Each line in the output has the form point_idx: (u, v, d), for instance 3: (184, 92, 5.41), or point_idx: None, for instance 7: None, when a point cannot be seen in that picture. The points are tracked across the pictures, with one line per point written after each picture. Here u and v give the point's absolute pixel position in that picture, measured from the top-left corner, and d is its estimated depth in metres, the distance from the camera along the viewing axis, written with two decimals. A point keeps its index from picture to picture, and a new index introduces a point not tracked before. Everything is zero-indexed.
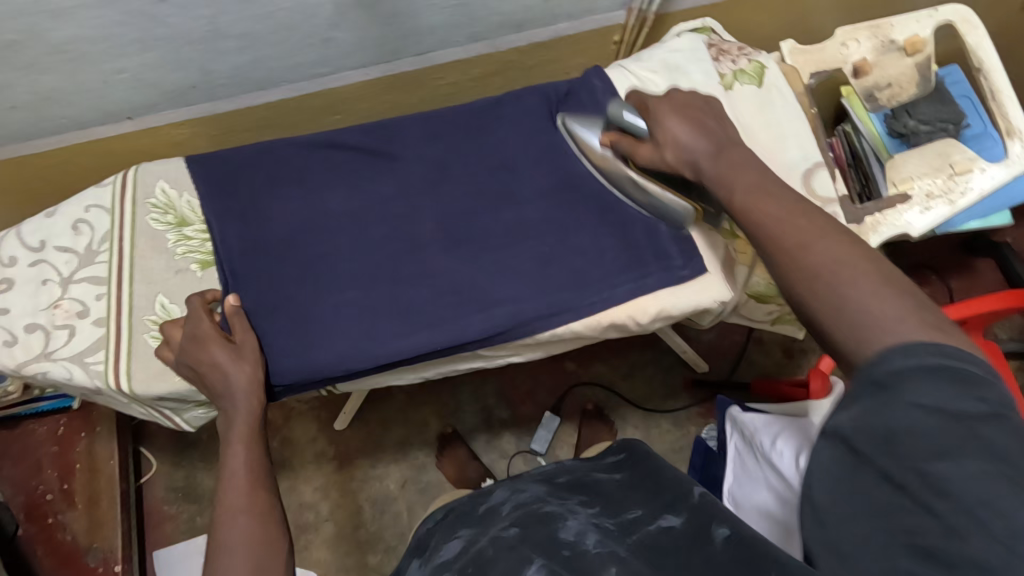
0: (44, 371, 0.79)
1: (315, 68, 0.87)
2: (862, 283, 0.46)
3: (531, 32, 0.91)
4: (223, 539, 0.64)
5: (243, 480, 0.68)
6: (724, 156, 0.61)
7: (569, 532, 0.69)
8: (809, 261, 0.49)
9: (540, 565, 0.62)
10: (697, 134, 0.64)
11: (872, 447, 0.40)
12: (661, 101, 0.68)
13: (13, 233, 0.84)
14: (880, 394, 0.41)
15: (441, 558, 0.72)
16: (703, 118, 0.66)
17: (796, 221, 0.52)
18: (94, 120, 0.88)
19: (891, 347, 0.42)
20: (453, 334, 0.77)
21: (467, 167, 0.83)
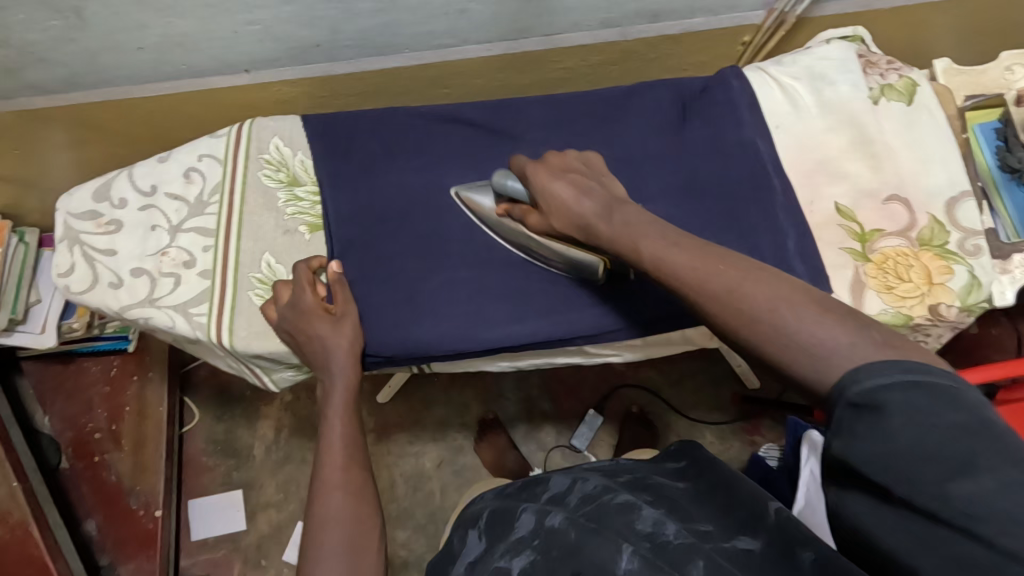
0: (147, 317, 0.79)
1: (442, 38, 0.86)
2: (791, 317, 0.49)
3: (664, 24, 0.88)
4: (321, 513, 0.65)
5: (340, 456, 0.69)
6: (617, 215, 0.64)
7: (645, 523, 0.65)
8: (738, 304, 0.51)
9: (630, 552, 0.61)
10: (580, 198, 0.68)
11: (867, 469, 0.42)
12: (549, 163, 0.72)
13: (124, 173, 0.84)
14: (857, 418, 0.43)
15: (512, 534, 0.69)
16: (585, 181, 0.69)
17: (715, 263, 0.55)
18: (212, 70, 0.87)
19: (862, 370, 0.43)
20: (563, 325, 0.76)
21: (590, 156, 0.80)
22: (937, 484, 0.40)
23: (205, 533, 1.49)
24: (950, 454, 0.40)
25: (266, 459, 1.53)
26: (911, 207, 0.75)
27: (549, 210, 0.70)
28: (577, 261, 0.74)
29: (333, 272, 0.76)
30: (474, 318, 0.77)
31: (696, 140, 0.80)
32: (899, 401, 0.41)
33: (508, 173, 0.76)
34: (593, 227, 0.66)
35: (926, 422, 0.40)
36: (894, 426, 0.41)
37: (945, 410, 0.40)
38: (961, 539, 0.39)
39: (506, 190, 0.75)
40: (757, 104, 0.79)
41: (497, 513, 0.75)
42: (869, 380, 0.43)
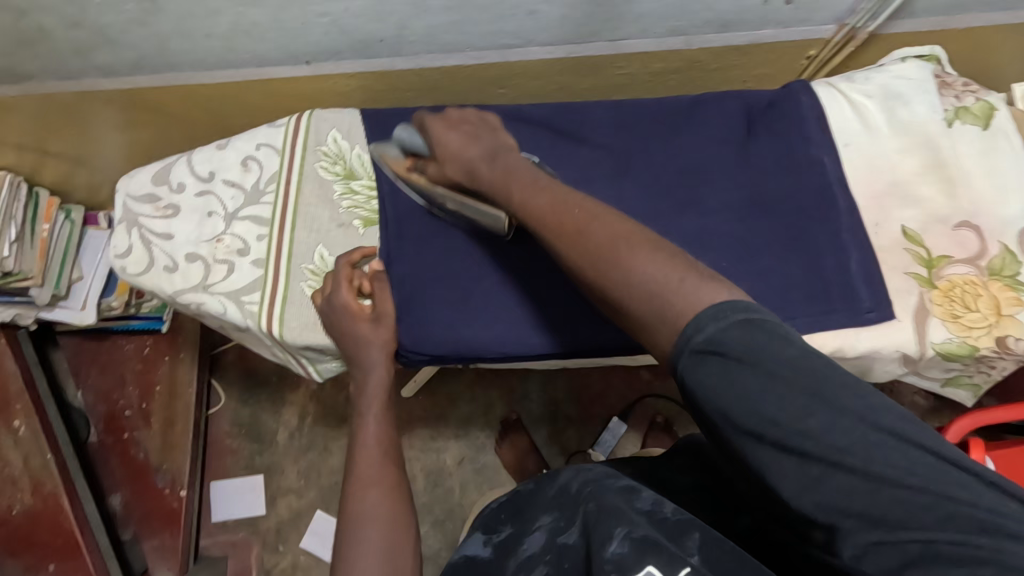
0: (199, 302, 0.80)
1: (506, 39, 0.85)
2: (624, 250, 0.53)
3: (732, 35, 0.86)
4: (358, 509, 0.66)
5: (375, 454, 0.71)
6: (498, 161, 0.69)
7: (644, 502, 0.63)
8: (586, 237, 0.56)
9: (623, 536, 0.58)
10: (470, 144, 0.72)
11: (728, 416, 0.44)
12: (448, 116, 0.77)
13: (184, 158, 0.85)
14: (712, 367, 0.45)
15: (522, 551, 0.69)
16: (477, 131, 0.74)
17: (567, 207, 0.59)
18: (273, 60, 0.88)
19: (702, 315, 0.46)
20: (616, 336, 0.75)
21: (650, 165, 0.79)
22: (799, 419, 0.42)
23: (226, 515, 1.50)
24: (801, 391, 0.43)
25: (289, 445, 1.54)
26: (982, 234, 0.72)
27: (442, 157, 0.73)
28: (478, 211, 0.73)
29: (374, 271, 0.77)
30: (527, 323, 0.76)
31: (761, 153, 0.78)
32: (737, 342, 0.44)
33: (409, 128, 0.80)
34: (476, 171, 0.70)
35: (769, 362, 0.43)
36: (743, 370, 0.44)
37: (780, 345, 0.44)
38: (836, 470, 0.41)
39: (405, 143, 0.79)
40: (826, 120, 0.77)
41: (514, 524, 0.74)
42: (713, 329, 0.45)
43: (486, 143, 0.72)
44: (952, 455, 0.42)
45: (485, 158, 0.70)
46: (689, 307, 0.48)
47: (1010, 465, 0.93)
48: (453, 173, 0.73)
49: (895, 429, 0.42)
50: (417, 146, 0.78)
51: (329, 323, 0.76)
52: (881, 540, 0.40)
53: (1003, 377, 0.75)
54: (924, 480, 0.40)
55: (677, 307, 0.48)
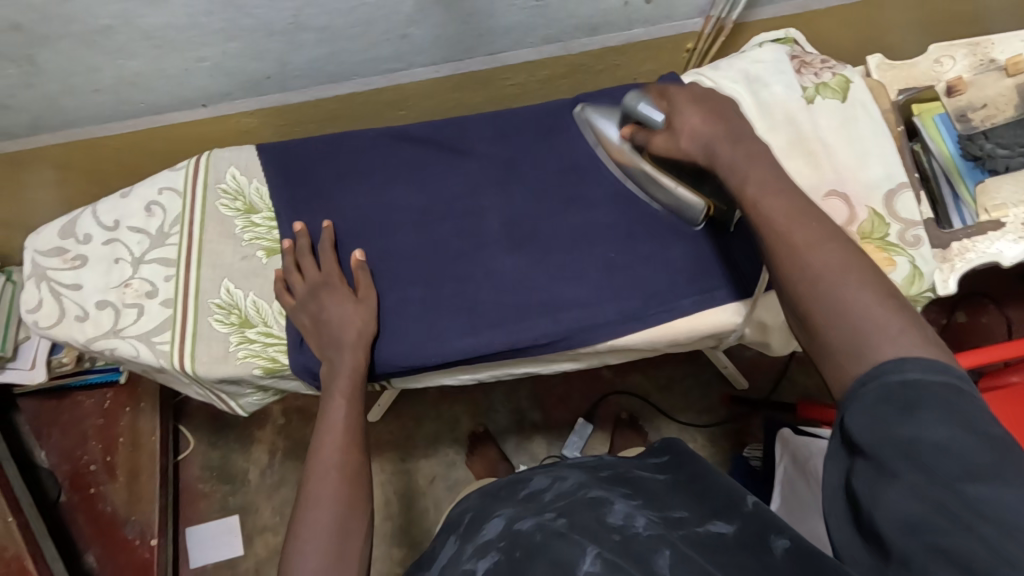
0: (113, 348, 0.81)
1: (388, 63, 0.88)
2: (854, 285, 0.53)
3: (605, 37, 0.90)
4: (315, 491, 0.68)
5: (342, 437, 0.71)
6: (743, 145, 0.64)
7: (616, 517, 0.66)
8: (810, 269, 0.55)
9: (594, 554, 0.60)
10: (711, 121, 0.66)
11: (880, 445, 0.45)
12: (690, 88, 0.71)
13: (89, 210, 0.87)
14: (891, 399, 0.46)
15: (480, 536, 0.70)
16: (723, 112, 0.67)
17: (808, 220, 0.58)
18: (171, 106, 0.90)
19: (911, 359, 0.48)
20: (516, 335, 0.77)
21: (536, 169, 0.83)
22: (959, 477, 0.42)
23: (204, 560, 1.50)
24: (974, 454, 0.42)
25: (261, 483, 1.54)
26: (850, 201, 0.76)
27: (678, 129, 0.68)
28: (684, 201, 0.75)
29: (356, 260, 0.79)
30: (431, 337, 0.78)
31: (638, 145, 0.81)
32: (934, 394, 0.45)
33: (641, 95, 0.72)
34: (715, 151, 0.65)
35: (957, 418, 0.44)
36: (922, 412, 0.45)
37: (982, 420, 0.44)
38: (955, 525, 0.41)
39: (635, 112, 0.72)
40: None
41: (476, 517, 0.76)
42: (919, 376, 0.47)
43: (732, 125, 0.66)
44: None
45: (730, 140, 0.65)
46: (894, 349, 0.49)
47: None
48: (686, 148, 0.68)
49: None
50: (652, 116, 0.71)
51: (320, 316, 0.77)
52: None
53: None
54: None
55: (875, 346, 0.50)
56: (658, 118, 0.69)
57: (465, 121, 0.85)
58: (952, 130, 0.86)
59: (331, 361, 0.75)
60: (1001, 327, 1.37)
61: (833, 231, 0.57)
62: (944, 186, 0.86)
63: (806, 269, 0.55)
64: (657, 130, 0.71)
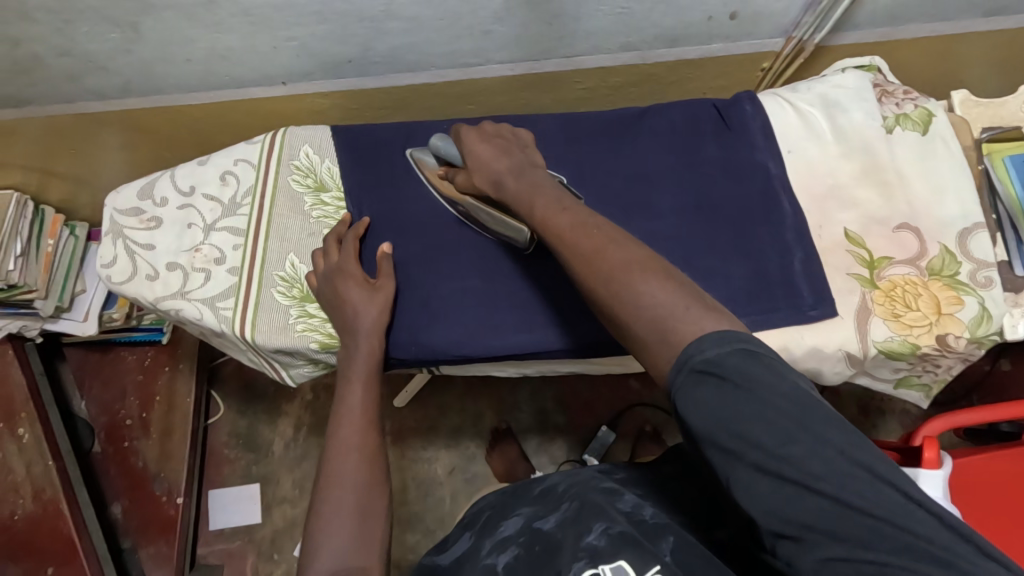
0: (178, 309, 0.84)
1: (467, 57, 0.90)
2: (640, 278, 0.55)
3: (682, 49, 0.91)
4: (335, 471, 0.69)
5: (360, 418, 0.73)
6: (524, 177, 0.70)
7: (627, 504, 0.68)
8: (602, 265, 0.57)
9: (601, 531, 0.63)
10: (501, 157, 0.74)
11: (712, 431, 0.45)
12: (486, 128, 0.79)
13: (167, 174, 0.90)
14: (705, 386, 0.46)
15: (499, 532, 0.71)
16: (509, 145, 0.76)
17: (587, 229, 0.60)
18: (253, 81, 0.93)
19: (704, 337, 0.48)
20: (569, 335, 0.78)
21: (604, 174, 0.83)
22: (785, 447, 0.43)
23: (223, 523, 1.54)
24: (787, 415, 0.44)
25: (284, 455, 1.58)
26: (921, 235, 0.75)
27: (471, 167, 0.75)
28: (512, 228, 0.78)
29: (382, 251, 0.81)
30: (484, 330, 0.79)
31: (708, 159, 0.82)
32: (737, 368, 0.46)
33: (446, 139, 0.82)
34: (503, 183, 0.72)
35: (765, 384, 0.45)
36: (736, 392, 0.45)
37: (779, 377, 0.45)
38: (805, 494, 0.42)
39: (440, 153, 0.81)
40: (771, 127, 0.81)
41: (494, 513, 0.76)
42: (720, 353, 0.47)
43: (517, 156, 0.74)
44: (934, 507, 0.42)
45: (512, 171, 0.72)
46: (690, 331, 0.49)
47: (978, 467, 0.89)
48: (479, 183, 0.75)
49: (871, 464, 0.42)
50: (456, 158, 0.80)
51: (331, 302, 0.79)
52: (844, 563, 0.41)
53: (952, 375, 0.76)
54: (894, 514, 0.41)
55: (678, 329, 0.50)
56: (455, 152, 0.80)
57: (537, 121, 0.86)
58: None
59: (348, 346, 0.77)
60: None
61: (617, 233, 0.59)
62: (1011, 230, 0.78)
63: (593, 276, 0.57)
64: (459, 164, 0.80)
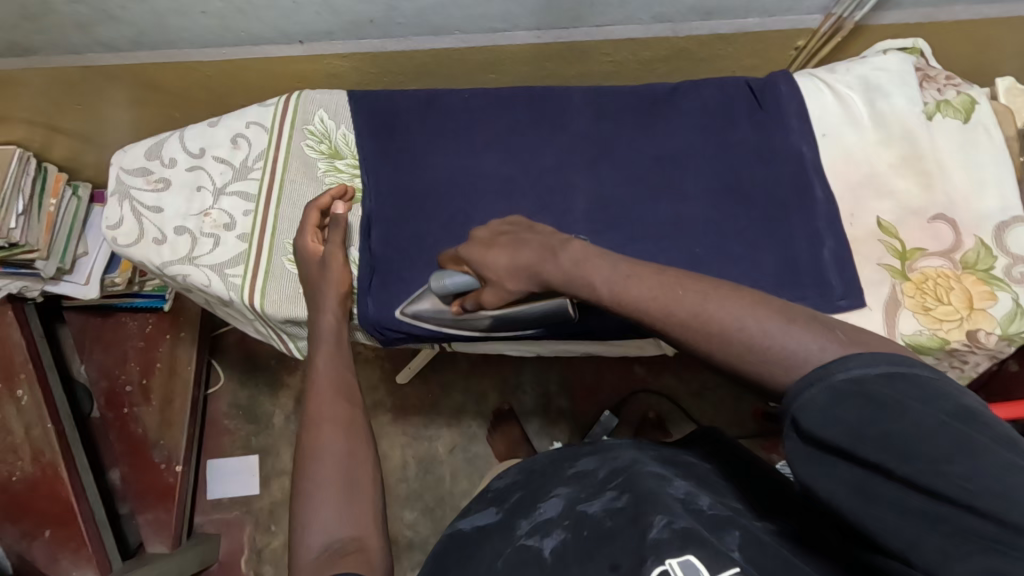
0: (185, 274, 0.82)
1: (494, 22, 0.86)
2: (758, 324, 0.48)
3: (717, 23, 0.87)
4: (315, 443, 0.65)
5: (330, 388, 0.70)
6: (563, 258, 0.60)
7: (678, 490, 0.66)
8: (645, 288, 0.54)
9: (663, 524, 0.60)
10: (519, 253, 0.64)
11: (850, 448, 0.41)
12: (479, 235, 0.69)
13: (176, 135, 0.87)
14: (842, 401, 0.42)
15: (541, 515, 0.70)
16: (517, 236, 0.67)
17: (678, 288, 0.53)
18: (268, 39, 0.89)
19: (848, 358, 0.43)
20: (589, 319, 0.76)
21: (631, 151, 0.80)
22: (946, 476, 0.38)
23: (221, 493, 1.54)
24: (951, 442, 0.38)
25: (284, 428, 1.57)
26: (957, 228, 0.72)
27: (493, 280, 0.66)
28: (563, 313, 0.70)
29: (339, 212, 0.79)
30: None
31: (740, 138, 0.79)
32: (886, 387, 0.41)
33: (440, 274, 0.72)
34: (545, 274, 0.62)
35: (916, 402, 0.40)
36: (884, 410, 0.40)
37: (940, 400, 0.40)
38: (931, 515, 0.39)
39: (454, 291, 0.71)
40: (805, 109, 0.78)
41: (529, 493, 0.76)
42: (858, 370, 0.42)
43: (530, 242, 0.64)
44: None
45: (545, 255, 0.62)
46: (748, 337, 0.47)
47: None
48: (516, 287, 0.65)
49: None
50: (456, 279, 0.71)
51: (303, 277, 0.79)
52: None
53: (978, 373, 0.74)
54: None
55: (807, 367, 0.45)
56: (466, 279, 0.70)
57: (563, 92, 0.83)
58: None
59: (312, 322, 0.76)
60: None
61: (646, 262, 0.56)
62: None
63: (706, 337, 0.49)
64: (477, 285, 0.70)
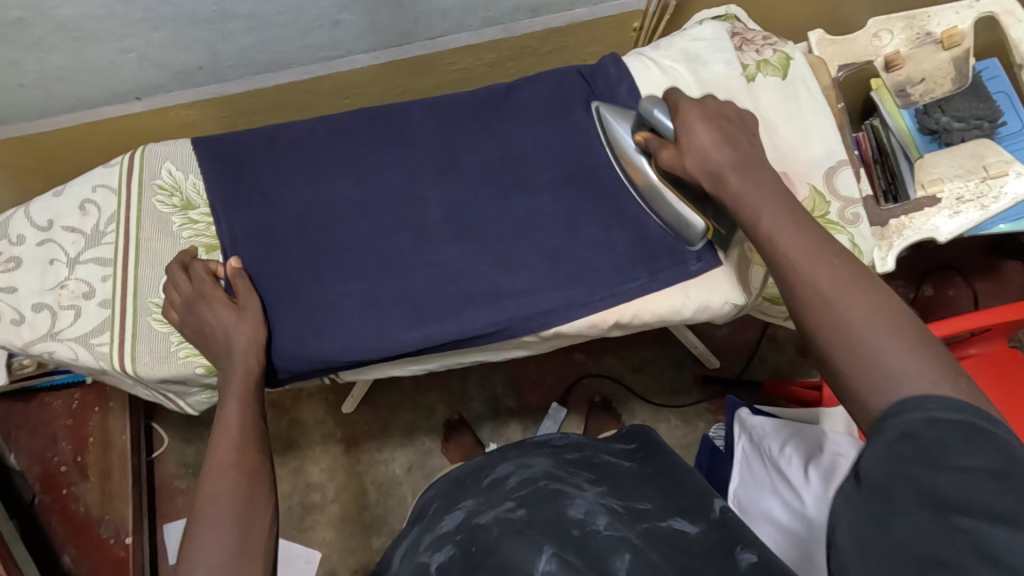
0: (50, 351, 0.80)
1: (325, 50, 0.86)
2: (886, 332, 0.50)
3: (546, 19, 0.89)
4: (211, 491, 0.63)
5: (234, 437, 0.67)
6: (751, 174, 0.63)
7: (578, 510, 0.69)
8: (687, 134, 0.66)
9: (550, 553, 0.62)
10: (724, 144, 0.64)
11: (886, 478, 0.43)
12: (711, 103, 0.68)
13: (22, 210, 0.84)
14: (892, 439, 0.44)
15: (441, 527, 0.72)
16: (732, 130, 0.66)
17: (836, 258, 0.55)
18: (102, 100, 0.87)
19: (929, 396, 0.45)
20: (461, 326, 0.76)
21: (477, 157, 0.81)
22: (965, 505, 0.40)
23: None
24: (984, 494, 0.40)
25: None
26: (790, 179, 0.75)
27: (688, 152, 0.66)
28: (686, 218, 0.73)
29: (232, 268, 0.78)
30: (375, 330, 0.77)
31: (580, 127, 0.81)
32: (948, 430, 0.43)
33: (656, 101, 0.71)
34: (723, 178, 0.64)
35: (976, 454, 0.41)
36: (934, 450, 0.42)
37: (992, 452, 0.41)
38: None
39: (650, 117, 0.70)
40: (636, 87, 0.80)
41: (441, 504, 0.77)
42: (925, 408, 0.45)
43: (743, 151, 0.64)
44: None
45: (736, 167, 0.63)
46: (740, 184, 0.62)
47: None
48: (688, 169, 0.66)
49: None
50: (663, 124, 0.69)
51: (192, 319, 0.75)
52: None
53: None
54: None
55: (881, 390, 0.47)
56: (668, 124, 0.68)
57: (406, 109, 0.84)
58: (909, 107, 0.96)
59: (221, 369, 0.74)
60: (965, 297, 1.41)
61: (750, 151, 0.65)
62: (901, 160, 0.95)
63: (813, 293, 0.54)
64: (668, 137, 0.69)
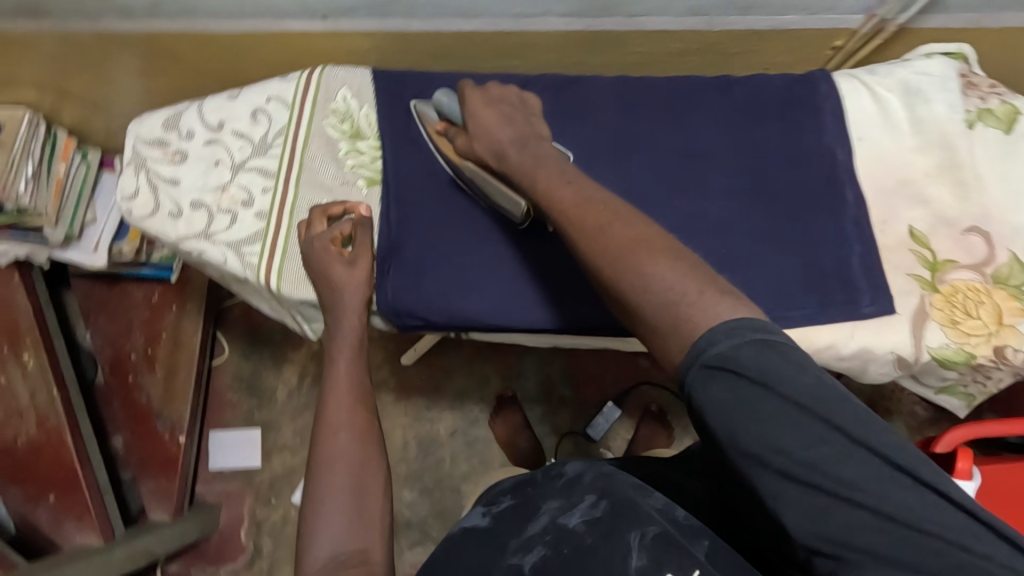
0: (201, 251, 0.80)
1: (523, 7, 0.84)
2: (647, 260, 0.52)
3: (753, 18, 0.85)
4: (326, 453, 0.62)
5: (348, 395, 0.66)
6: (527, 149, 0.67)
7: (656, 502, 0.62)
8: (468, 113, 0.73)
9: (639, 548, 0.55)
10: (504, 125, 0.71)
11: (735, 428, 0.45)
12: (489, 91, 0.75)
13: (195, 106, 0.85)
14: (720, 381, 0.45)
15: (525, 529, 0.61)
16: (510, 112, 0.72)
17: (594, 206, 0.57)
18: (291, 12, 0.87)
19: (715, 328, 0.47)
20: (610, 314, 0.75)
21: (655, 147, 0.78)
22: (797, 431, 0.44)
23: (222, 464, 1.48)
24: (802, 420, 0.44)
25: (286, 403, 1.51)
26: (991, 241, 0.71)
27: (474, 131, 0.72)
28: (504, 200, 0.73)
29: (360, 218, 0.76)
30: (520, 300, 0.76)
31: (770, 138, 0.77)
32: (751, 361, 0.45)
33: (450, 96, 0.79)
34: (504, 153, 0.69)
35: (784, 383, 0.44)
36: (757, 386, 0.44)
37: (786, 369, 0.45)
38: (843, 503, 0.43)
39: (444, 109, 0.79)
40: (842, 111, 0.76)
41: (511, 497, 0.66)
42: (719, 343, 0.46)
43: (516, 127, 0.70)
44: (945, 489, 0.43)
45: (514, 142, 0.69)
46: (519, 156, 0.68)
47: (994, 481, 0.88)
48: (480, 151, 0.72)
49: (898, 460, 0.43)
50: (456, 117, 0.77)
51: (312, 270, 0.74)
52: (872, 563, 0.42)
53: (998, 387, 0.73)
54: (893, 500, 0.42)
55: (688, 318, 0.48)
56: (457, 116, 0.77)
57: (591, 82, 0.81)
58: None
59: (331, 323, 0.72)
60: None
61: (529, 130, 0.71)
62: None
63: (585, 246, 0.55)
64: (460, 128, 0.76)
